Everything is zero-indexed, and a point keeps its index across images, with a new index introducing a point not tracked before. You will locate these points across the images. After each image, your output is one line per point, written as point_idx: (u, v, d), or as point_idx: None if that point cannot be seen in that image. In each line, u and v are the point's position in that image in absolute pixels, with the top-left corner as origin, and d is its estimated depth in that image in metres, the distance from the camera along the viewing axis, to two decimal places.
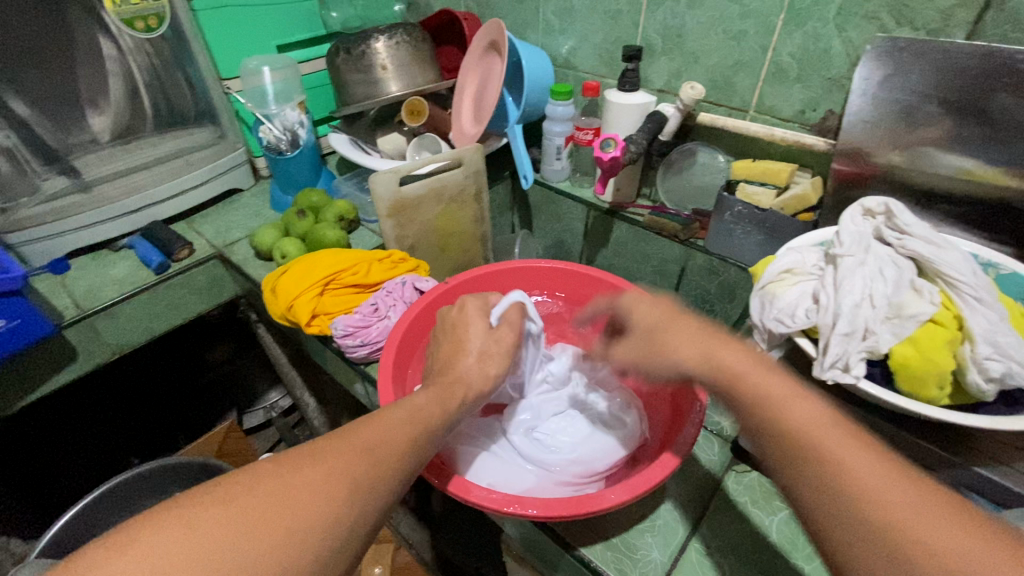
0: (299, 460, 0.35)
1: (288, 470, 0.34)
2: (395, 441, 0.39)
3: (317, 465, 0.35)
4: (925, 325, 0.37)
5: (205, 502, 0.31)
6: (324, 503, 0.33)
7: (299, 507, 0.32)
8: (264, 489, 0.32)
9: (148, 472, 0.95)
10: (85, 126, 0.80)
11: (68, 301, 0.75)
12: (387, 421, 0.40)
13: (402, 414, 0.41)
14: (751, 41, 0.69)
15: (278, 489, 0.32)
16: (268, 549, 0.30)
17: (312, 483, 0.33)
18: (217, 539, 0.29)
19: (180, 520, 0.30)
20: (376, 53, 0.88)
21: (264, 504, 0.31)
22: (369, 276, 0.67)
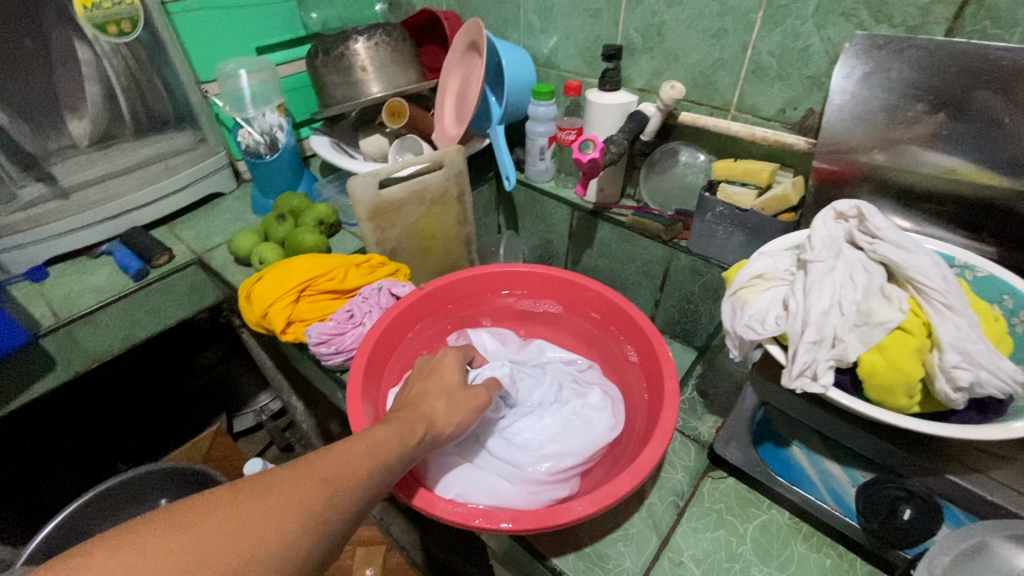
0: (256, 486, 0.34)
1: (240, 502, 0.33)
2: (357, 473, 0.38)
3: (272, 497, 0.34)
4: (893, 332, 0.36)
5: (152, 533, 0.30)
6: (276, 539, 0.32)
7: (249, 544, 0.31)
8: (216, 522, 0.32)
9: (134, 479, 0.94)
10: (63, 131, 0.78)
11: (46, 309, 0.74)
12: (351, 449, 0.39)
13: (368, 443, 0.40)
14: (731, 39, 0.68)
15: (231, 523, 0.32)
16: None
17: (265, 516, 0.33)
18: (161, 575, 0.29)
19: (125, 553, 0.29)
20: (355, 55, 0.87)
21: (212, 539, 0.31)
22: (345, 282, 0.66)
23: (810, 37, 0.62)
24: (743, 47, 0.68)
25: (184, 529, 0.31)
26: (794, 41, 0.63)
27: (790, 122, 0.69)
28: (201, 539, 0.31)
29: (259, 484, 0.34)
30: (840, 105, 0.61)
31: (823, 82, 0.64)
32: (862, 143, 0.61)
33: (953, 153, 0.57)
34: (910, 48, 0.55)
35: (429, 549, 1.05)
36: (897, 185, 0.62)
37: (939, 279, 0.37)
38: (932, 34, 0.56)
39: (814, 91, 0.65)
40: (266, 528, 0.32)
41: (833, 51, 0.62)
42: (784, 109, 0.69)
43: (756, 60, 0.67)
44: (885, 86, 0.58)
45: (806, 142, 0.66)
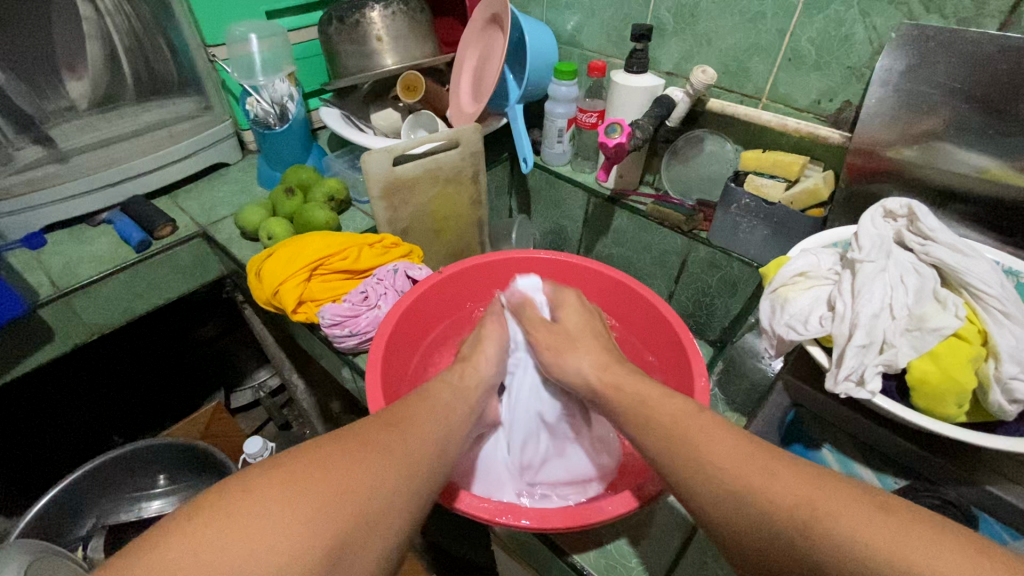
0: (339, 436, 0.39)
1: (328, 446, 0.38)
2: (421, 418, 0.44)
3: (355, 440, 0.39)
4: (948, 339, 0.35)
5: (261, 473, 0.34)
6: (371, 492, 0.36)
7: (351, 497, 0.35)
8: (319, 461, 0.36)
9: (130, 453, 0.92)
10: (62, 91, 0.74)
11: (43, 278, 0.71)
12: (422, 416, 0.44)
13: (422, 400, 0.46)
14: (769, 24, 0.65)
15: (335, 477, 0.35)
16: (325, 501, 0.34)
17: (353, 454, 0.37)
18: (274, 500, 0.32)
19: (241, 489, 0.33)
20: (370, 24, 0.83)
21: (312, 470, 0.35)
22: (359, 262, 0.64)
23: (854, 25, 0.60)
24: (781, 33, 0.65)
25: (294, 481, 0.34)
26: (836, 28, 0.61)
27: (824, 114, 0.67)
28: (312, 489, 0.34)
29: (353, 447, 0.38)
30: (881, 97, 0.60)
31: (864, 73, 0.61)
32: (897, 139, 0.60)
33: (993, 153, 0.56)
34: (959, 41, 0.54)
35: (428, 532, 1.04)
36: (935, 186, 0.61)
37: (997, 285, 0.36)
38: (983, 27, 0.53)
39: (853, 83, 0.63)
40: (365, 483, 0.36)
41: (877, 41, 0.59)
42: (819, 100, 0.66)
43: (794, 47, 0.65)
44: (926, 80, 0.57)
45: (841, 135, 0.65)
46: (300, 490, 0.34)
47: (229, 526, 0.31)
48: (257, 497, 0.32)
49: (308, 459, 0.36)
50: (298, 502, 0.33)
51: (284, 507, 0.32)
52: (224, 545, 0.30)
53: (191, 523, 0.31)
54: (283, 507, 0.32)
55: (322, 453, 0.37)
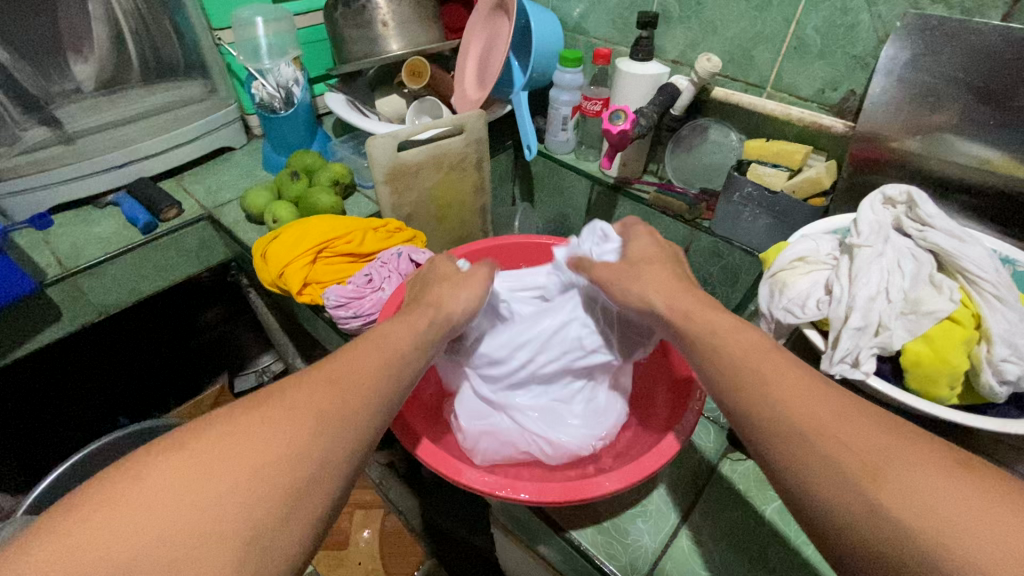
0: (259, 401, 0.33)
1: (245, 415, 0.32)
2: (366, 371, 0.37)
3: (277, 405, 0.33)
4: (942, 322, 0.35)
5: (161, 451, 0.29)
6: (291, 448, 0.31)
7: (262, 454, 0.30)
8: (228, 435, 0.31)
9: (138, 432, 0.94)
10: (68, 73, 0.75)
11: (51, 258, 0.72)
12: (361, 357, 0.38)
13: (371, 345, 0.39)
14: (774, 12, 0.65)
15: (243, 437, 0.30)
16: (228, 487, 0.28)
17: (268, 422, 0.32)
18: (168, 486, 0.28)
19: (132, 473, 0.28)
20: (376, 8, 0.83)
21: (220, 447, 0.30)
22: (363, 245, 0.65)
23: (860, 14, 0.60)
24: (786, 22, 0.65)
25: (193, 448, 0.29)
26: (841, 17, 0.61)
27: (828, 104, 0.67)
28: (212, 454, 0.29)
29: (270, 402, 0.33)
30: (885, 87, 0.60)
31: (868, 63, 0.61)
32: (900, 129, 0.61)
33: (994, 144, 0.56)
34: (963, 30, 0.54)
35: (429, 515, 1.05)
36: (936, 176, 0.61)
37: (992, 271, 0.36)
38: (988, 17, 0.53)
39: (858, 72, 0.63)
40: (280, 439, 0.31)
41: (882, 30, 0.59)
42: (824, 89, 0.66)
43: (799, 36, 0.65)
44: (930, 70, 0.57)
45: (844, 125, 0.66)
46: (198, 457, 0.29)
47: (115, 520, 0.26)
48: (146, 486, 0.27)
49: (213, 421, 0.31)
50: (200, 486, 0.28)
51: (183, 492, 0.28)
52: (113, 535, 0.26)
53: (72, 505, 0.27)
54: (177, 475, 0.28)
55: (233, 413, 0.32)
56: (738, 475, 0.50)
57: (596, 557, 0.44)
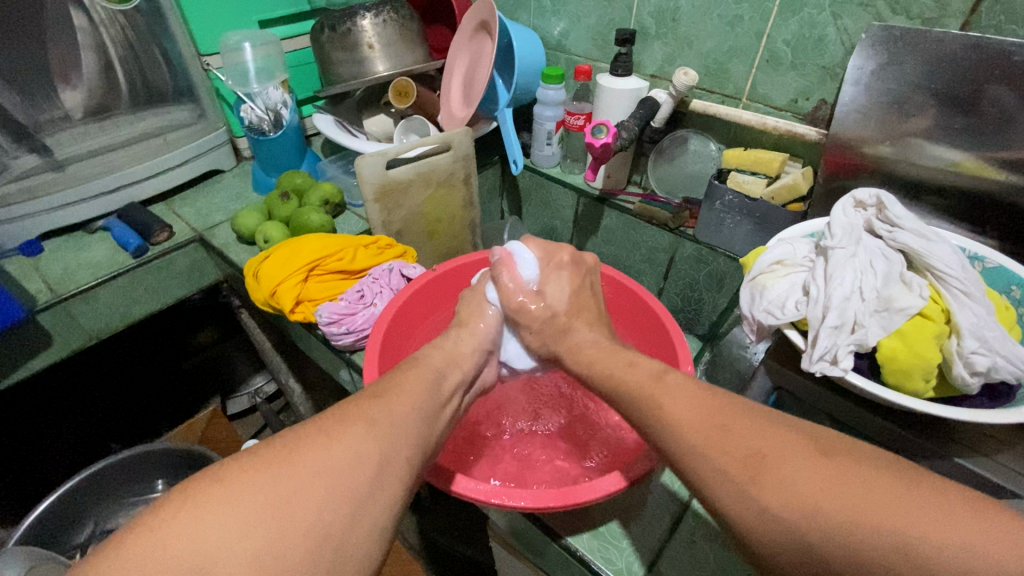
0: (337, 424, 0.37)
1: (325, 436, 0.36)
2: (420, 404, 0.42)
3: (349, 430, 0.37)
4: (913, 318, 0.37)
5: (253, 466, 0.33)
6: (361, 478, 0.34)
7: (341, 466, 0.34)
8: (310, 455, 0.34)
9: (128, 459, 0.93)
10: (56, 100, 0.74)
11: (41, 285, 0.72)
12: (413, 388, 0.44)
13: (423, 383, 0.45)
14: (746, 27, 0.68)
15: (323, 451, 0.34)
16: (311, 504, 0.32)
17: (347, 450, 0.35)
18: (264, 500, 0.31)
19: (235, 482, 0.31)
20: (362, 32, 0.85)
21: (307, 467, 0.33)
22: (355, 263, 0.66)
23: (826, 27, 0.62)
24: (758, 36, 0.68)
25: (276, 467, 0.33)
26: (810, 30, 0.63)
27: (802, 113, 0.69)
28: (295, 477, 0.33)
29: (337, 432, 0.36)
30: (854, 95, 0.62)
31: (837, 72, 0.64)
32: (872, 136, 0.63)
33: (961, 146, 0.58)
34: (924, 40, 0.56)
35: (427, 533, 1.05)
36: (907, 179, 0.63)
37: (959, 268, 0.38)
38: (947, 27, 0.56)
39: (828, 82, 0.65)
40: (353, 461, 0.35)
41: (849, 41, 0.62)
42: (796, 99, 0.69)
43: (770, 49, 0.67)
44: (896, 78, 0.59)
45: (816, 132, 0.67)
46: (284, 470, 0.33)
47: (222, 522, 0.29)
48: (245, 488, 0.31)
49: (295, 440, 0.35)
50: (294, 498, 0.32)
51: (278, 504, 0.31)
52: (216, 530, 0.29)
53: (186, 509, 0.30)
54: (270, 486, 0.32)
55: (300, 437, 0.35)
56: None
57: (593, 562, 0.45)
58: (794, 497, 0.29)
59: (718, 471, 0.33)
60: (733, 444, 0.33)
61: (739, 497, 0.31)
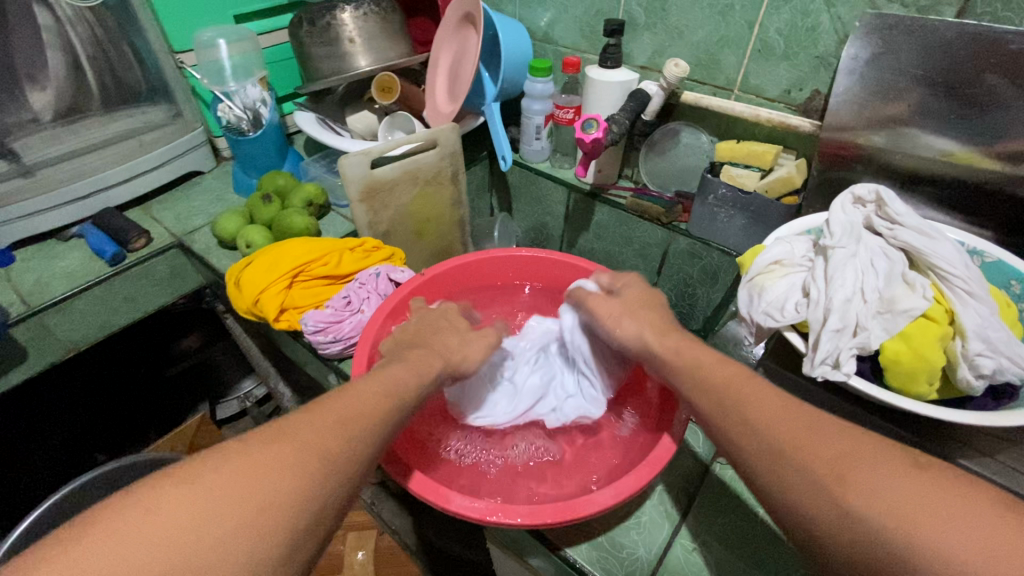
0: (270, 435, 0.35)
1: (254, 449, 0.34)
2: (370, 411, 0.40)
3: (283, 441, 0.35)
4: (917, 320, 0.36)
5: (169, 485, 0.31)
6: (294, 482, 0.33)
7: (269, 481, 0.33)
8: (232, 471, 0.32)
9: (114, 470, 0.91)
10: (23, 104, 0.72)
11: (13, 297, 0.69)
12: (369, 393, 0.42)
13: (377, 387, 0.43)
14: (737, 16, 0.66)
15: (247, 465, 0.33)
16: (233, 523, 0.30)
17: (278, 464, 0.34)
18: (179, 522, 0.29)
19: (146, 504, 0.30)
20: (342, 26, 0.83)
21: (231, 483, 0.32)
22: (340, 267, 0.64)
23: (819, 15, 0.61)
24: (749, 25, 0.66)
25: (196, 485, 0.31)
26: (802, 19, 0.62)
27: (795, 104, 0.68)
28: (221, 484, 0.32)
29: (273, 436, 0.35)
30: (847, 85, 0.61)
31: (831, 62, 0.62)
32: (866, 127, 0.62)
33: (956, 137, 0.57)
34: (919, 29, 0.55)
35: (424, 533, 1.05)
36: (902, 170, 0.62)
37: (962, 266, 0.37)
38: (943, 15, 0.55)
39: (821, 72, 0.64)
40: (282, 474, 0.33)
41: (842, 30, 0.60)
42: (789, 90, 0.67)
43: (762, 39, 0.66)
44: (890, 68, 0.58)
45: (810, 124, 0.66)
46: (204, 488, 0.31)
47: (131, 548, 0.28)
48: (160, 510, 0.30)
49: (219, 455, 0.33)
50: (214, 518, 0.30)
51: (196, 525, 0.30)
52: (122, 556, 0.28)
53: (91, 535, 0.28)
54: (185, 507, 0.30)
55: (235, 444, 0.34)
56: (730, 480, 0.50)
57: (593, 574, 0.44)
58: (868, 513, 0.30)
59: (793, 476, 0.33)
60: (812, 449, 0.33)
61: (815, 506, 0.32)
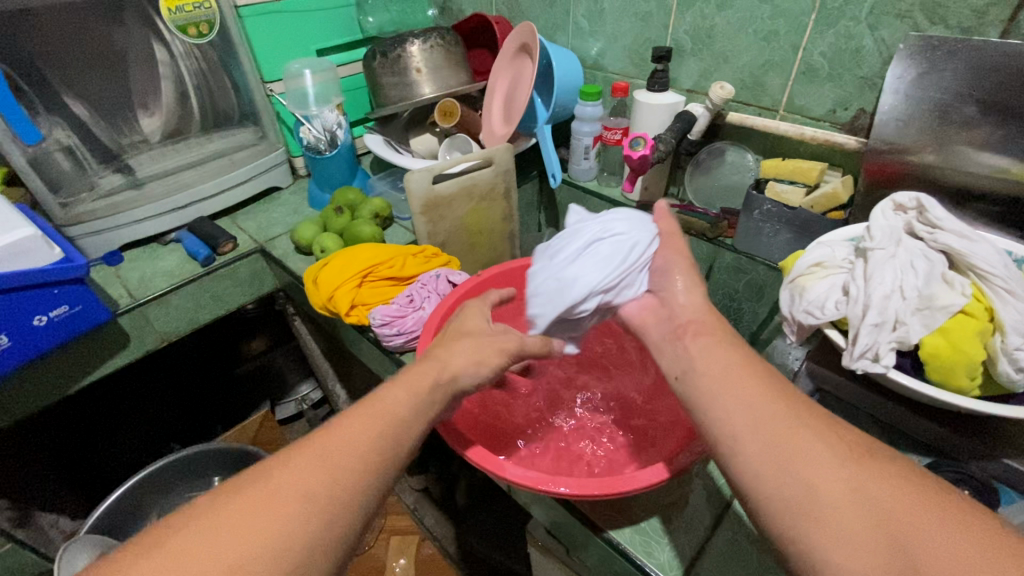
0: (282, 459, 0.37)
1: (276, 472, 0.36)
2: (382, 423, 0.40)
3: (307, 462, 0.36)
4: (955, 316, 0.37)
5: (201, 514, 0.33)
6: (310, 497, 0.35)
7: (285, 500, 0.34)
8: (259, 498, 0.34)
9: (187, 458, 0.99)
10: (136, 127, 0.86)
11: (122, 290, 0.80)
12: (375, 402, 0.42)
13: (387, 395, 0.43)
14: (781, 41, 0.70)
15: (264, 488, 0.35)
16: (255, 544, 0.32)
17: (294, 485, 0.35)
18: (217, 546, 0.31)
19: (183, 533, 0.32)
20: (410, 57, 0.91)
21: (249, 510, 0.33)
22: (404, 269, 0.70)
23: (863, 39, 0.64)
24: (794, 49, 0.69)
25: (228, 505, 0.34)
26: (847, 42, 0.65)
27: (840, 122, 0.70)
28: (235, 511, 0.33)
29: (278, 465, 0.36)
30: (893, 104, 0.62)
31: (876, 83, 0.65)
32: (914, 143, 0.62)
33: (1010, 154, 0.57)
34: (965, 49, 0.56)
35: (465, 540, 1.07)
36: (952, 186, 0.62)
37: (1002, 266, 0.38)
38: (987, 35, 0.56)
39: (866, 92, 0.66)
40: (289, 501, 0.34)
41: (886, 52, 0.63)
42: (834, 109, 0.70)
43: (807, 62, 0.69)
44: (936, 86, 0.59)
45: (856, 142, 0.68)
46: (232, 507, 0.33)
47: (178, 560, 0.31)
48: (197, 531, 0.32)
49: (241, 482, 0.35)
50: (234, 544, 0.32)
51: (223, 550, 0.31)
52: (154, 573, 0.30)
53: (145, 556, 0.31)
54: (201, 533, 0.32)
55: (230, 492, 0.35)
56: None
57: (634, 555, 0.46)
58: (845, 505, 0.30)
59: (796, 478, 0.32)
60: (805, 449, 0.32)
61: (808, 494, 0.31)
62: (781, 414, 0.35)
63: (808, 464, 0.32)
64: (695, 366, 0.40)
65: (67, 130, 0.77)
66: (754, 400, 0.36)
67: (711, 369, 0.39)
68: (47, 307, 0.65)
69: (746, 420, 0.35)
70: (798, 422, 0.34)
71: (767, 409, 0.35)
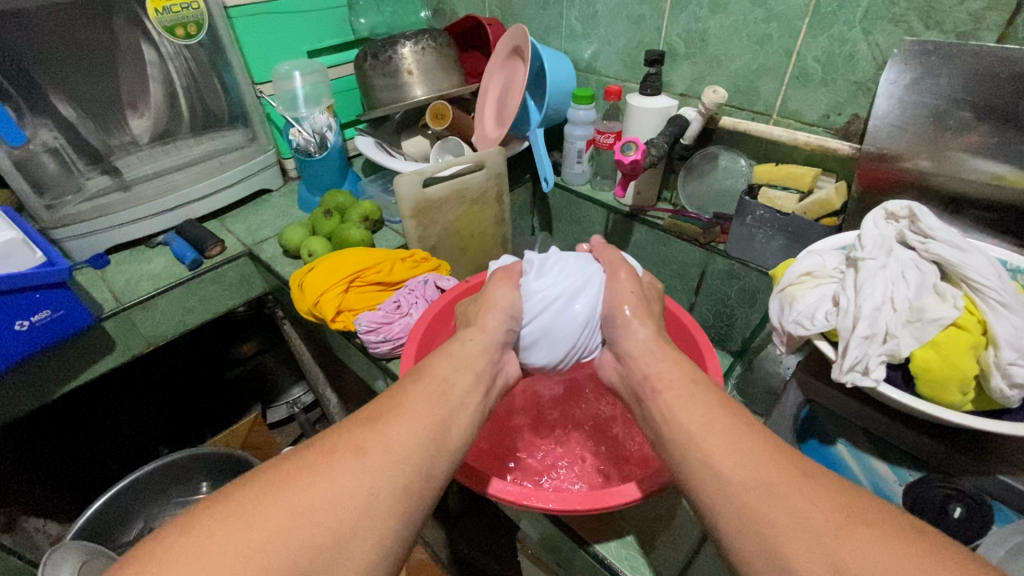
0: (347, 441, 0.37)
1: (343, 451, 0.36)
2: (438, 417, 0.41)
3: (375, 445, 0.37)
4: (947, 329, 0.37)
5: (272, 484, 0.33)
6: (374, 478, 0.35)
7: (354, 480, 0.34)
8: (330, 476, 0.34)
9: (175, 463, 0.98)
10: (126, 128, 0.85)
11: (108, 294, 0.78)
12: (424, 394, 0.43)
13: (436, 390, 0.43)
14: (775, 45, 0.69)
15: (336, 466, 0.34)
16: (324, 521, 0.32)
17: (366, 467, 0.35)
18: (286, 519, 0.31)
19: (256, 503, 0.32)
20: (401, 58, 0.90)
21: (318, 488, 0.33)
22: (392, 275, 0.69)
23: (857, 43, 0.63)
24: (788, 54, 0.69)
25: (301, 479, 0.33)
26: (840, 46, 0.64)
27: (833, 128, 0.69)
28: (308, 485, 0.33)
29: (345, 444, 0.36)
30: (887, 109, 0.62)
31: (870, 87, 0.64)
32: (908, 149, 0.62)
33: (1005, 160, 0.56)
34: (960, 53, 0.56)
35: (456, 546, 1.06)
36: (947, 193, 0.61)
37: (995, 278, 0.38)
38: (982, 40, 0.56)
39: (860, 97, 0.65)
40: (356, 481, 0.34)
41: (880, 57, 0.62)
42: (828, 114, 0.69)
43: (800, 66, 0.68)
44: (930, 91, 0.59)
45: (849, 147, 0.67)
46: (305, 481, 0.33)
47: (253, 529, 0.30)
48: (271, 502, 0.32)
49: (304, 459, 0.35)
50: (305, 519, 0.31)
51: (296, 523, 0.31)
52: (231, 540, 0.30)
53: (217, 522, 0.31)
54: (274, 504, 0.32)
55: (297, 466, 0.34)
56: None
57: (620, 571, 0.45)
58: (828, 541, 0.29)
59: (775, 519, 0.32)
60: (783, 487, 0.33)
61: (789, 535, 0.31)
62: (756, 454, 0.35)
63: (793, 516, 0.31)
64: (670, 425, 0.41)
65: (52, 130, 0.75)
66: (730, 440, 0.36)
67: (690, 421, 0.40)
68: (28, 312, 0.64)
69: (726, 472, 0.35)
70: (775, 460, 0.35)
71: (741, 448, 0.36)
